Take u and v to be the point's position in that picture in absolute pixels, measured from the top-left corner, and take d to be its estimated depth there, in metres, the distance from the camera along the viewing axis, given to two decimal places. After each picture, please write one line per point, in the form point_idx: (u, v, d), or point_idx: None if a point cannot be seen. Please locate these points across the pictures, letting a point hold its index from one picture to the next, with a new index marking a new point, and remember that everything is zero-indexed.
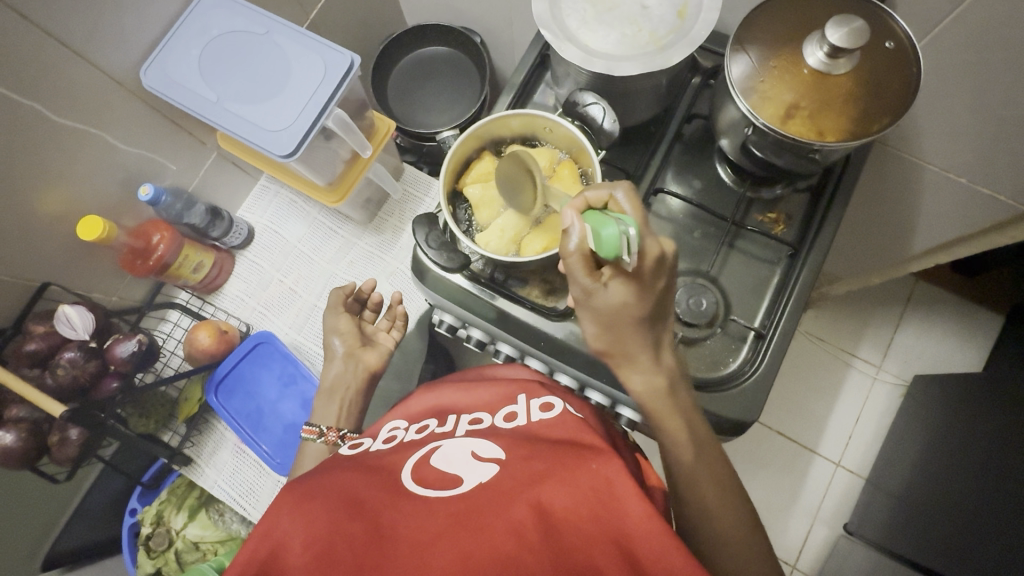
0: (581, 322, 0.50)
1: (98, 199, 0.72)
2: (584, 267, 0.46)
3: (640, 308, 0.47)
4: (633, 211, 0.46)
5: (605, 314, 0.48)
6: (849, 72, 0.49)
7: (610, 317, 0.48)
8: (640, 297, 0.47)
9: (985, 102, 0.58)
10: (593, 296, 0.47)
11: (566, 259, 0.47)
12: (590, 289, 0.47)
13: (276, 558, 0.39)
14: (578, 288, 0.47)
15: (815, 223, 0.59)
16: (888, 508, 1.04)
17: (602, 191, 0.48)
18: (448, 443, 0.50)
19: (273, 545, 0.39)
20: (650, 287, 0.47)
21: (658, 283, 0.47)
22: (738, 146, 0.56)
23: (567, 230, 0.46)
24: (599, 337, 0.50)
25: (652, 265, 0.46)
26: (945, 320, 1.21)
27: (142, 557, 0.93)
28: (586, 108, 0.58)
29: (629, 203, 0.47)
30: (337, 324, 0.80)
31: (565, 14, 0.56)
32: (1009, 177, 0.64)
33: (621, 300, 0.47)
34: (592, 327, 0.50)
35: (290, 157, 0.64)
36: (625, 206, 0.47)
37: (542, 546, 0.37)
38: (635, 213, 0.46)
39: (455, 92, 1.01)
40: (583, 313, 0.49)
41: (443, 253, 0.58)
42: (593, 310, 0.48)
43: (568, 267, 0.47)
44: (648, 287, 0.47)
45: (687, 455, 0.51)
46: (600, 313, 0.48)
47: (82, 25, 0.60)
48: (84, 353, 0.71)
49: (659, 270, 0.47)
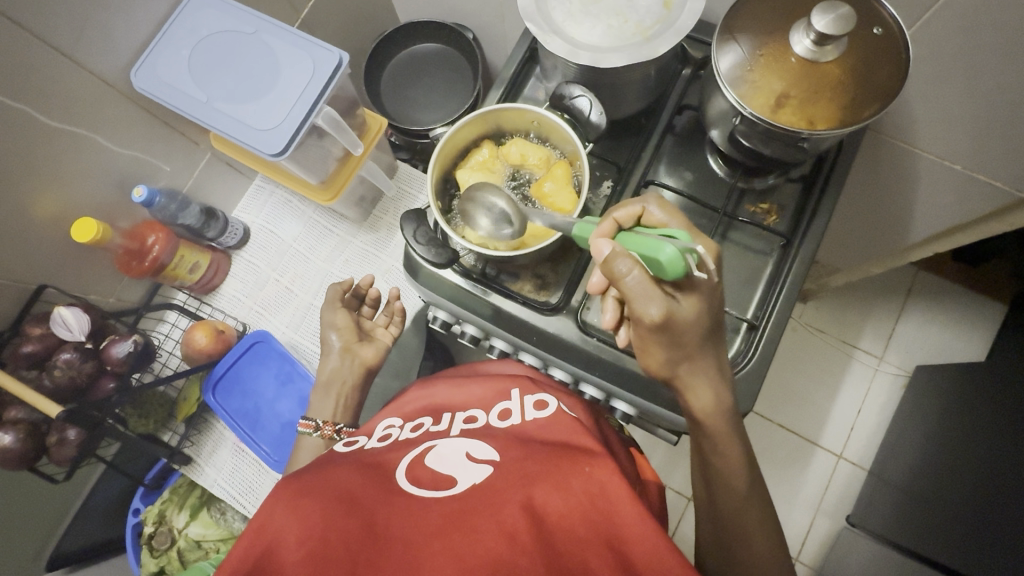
0: (648, 346, 0.48)
1: (92, 201, 0.73)
2: (651, 288, 0.43)
3: (706, 318, 0.46)
4: (672, 218, 0.49)
5: (678, 333, 0.46)
6: (838, 59, 0.48)
7: (683, 334, 0.46)
8: (706, 305, 0.46)
9: (976, 88, 0.58)
10: (671, 314, 0.44)
11: (629, 288, 0.44)
12: (665, 309, 0.44)
13: (270, 555, 0.39)
14: (653, 311, 0.44)
15: (808, 213, 0.59)
16: (890, 497, 1.03)
17: (633, 207, 0.49)
18: (443, 442, 0.50)
19: (268, 541, 0.39)
20: (711, 292, 0.46)
21: (716, 286, 0.47)
22: (727, 137, 0.55)
23: (613, 263, 0.43)
24: (665, 358, 0.48)
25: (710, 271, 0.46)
26: (947, 310, 1.20)
27: (146, 556, 0.95)
28: (573, 100, 0.58)
29: (664, 213, 0.49)
30: (334, 320, 0.81)
31: (551, 7, 0.56)
32: (1005, 162, 0.64)
33: (693, 310, 0.45)
34: (659, 349, 0.48)
35: (280, 155, 0.64)
36: (661, 217, 0.49)
37: (534, 549, 0.37)
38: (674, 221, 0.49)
39: (448, 88, 1.00)
40: (649, 335, 0.46)
41: (431, 249, 0.58)
42: (663, 331, 0.45)
43: (632, 295, 0.44)
44: (711, 291, 0.46)
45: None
46: (669, 330, 0.45)
47: (71, 28, 0.60)
48: (80, 354, 0.72)
49: (715, 274, 0.46)
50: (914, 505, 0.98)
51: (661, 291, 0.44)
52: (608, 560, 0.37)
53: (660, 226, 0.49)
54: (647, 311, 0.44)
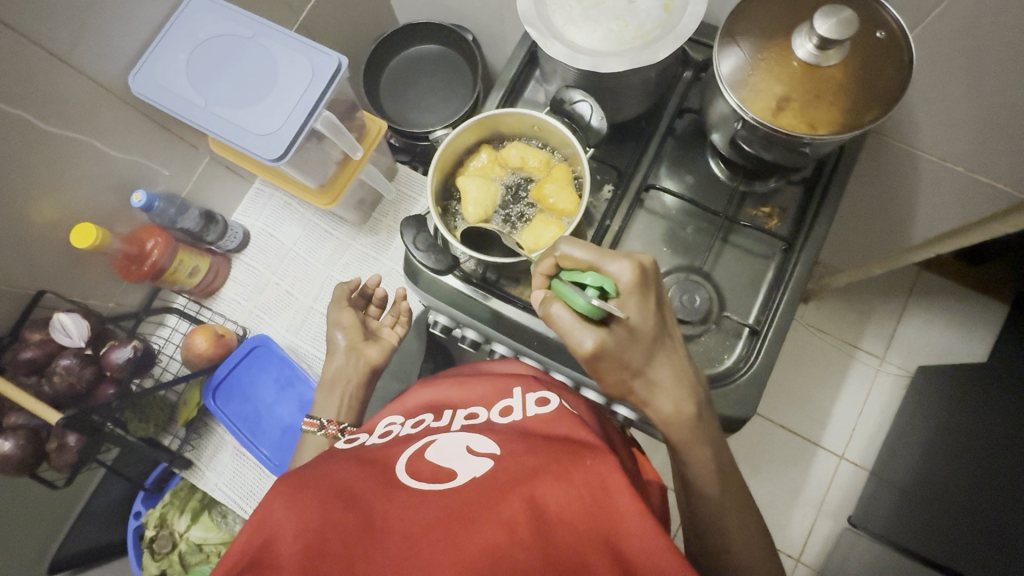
0: (599, 376, 0.48)
1: (91, 206, 0.73)
2: (578, 325, 0.45)
3: (648, 335, 0.46)
4: (587, 253, 0.45)
5: (619, 358, 0.46)
6: (839, 63, 0.48)
7: (626, 359, 0.47)
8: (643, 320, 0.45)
9: (979, 90, 0.57)
10: (604, 346, 0.45)
11: (564, 335, 0.45)
12: (598, 339, 0.44)
13: (269, 549, 0.39)
14: (587, 345, 0.45)
15: (810, 215, 0.58)
16: (892, 496, 1.04)
17: (546, 257, 0.48)
18: (443, 436, 0.50)
19: (266, 535, 0.40)
20: (645, 311, 0.45)
21: (652, 296, 0.45)
22: (728, 140, 0.55)
23: (547, 316, 0.46)
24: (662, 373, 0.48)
25: (637, 291, 0.44)
26: (949, 310, 1.19)
27: (147, 559, 0.95)
28: (573, 105, 0.57)
29: (575, 248, 0.46)
30: (340, 318, 0.81)
31: (550, 11, 0.55)
32: (1007, 164, 0.63)
33: (627, 336, 0.45)
34: (610, 375, 0.48)
35: (279, 160, 0.64)
36: (576, 255, 0.45)
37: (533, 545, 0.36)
38: (587, 253, 0.45)
39: (448, 90, 1.00)
40: (598, 366, 0.47)
41: (431, 255, 0.57)
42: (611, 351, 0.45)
43: (567, 334, 0.45)
44: (643, 311, 0.45)
45: (680, 443, 0.50)
46: (609, 357, 0.46)
47: (69, 33, 0.60)
48: (80, 360, 0.72)
49: (647, 288, 0.45)
50: (913, 506, 0.98)
51: (592, 324, 0.45)
52: (608, 558, 0.37)
53: (578, 263, 0.46)
54: (582, 348, 0.45)
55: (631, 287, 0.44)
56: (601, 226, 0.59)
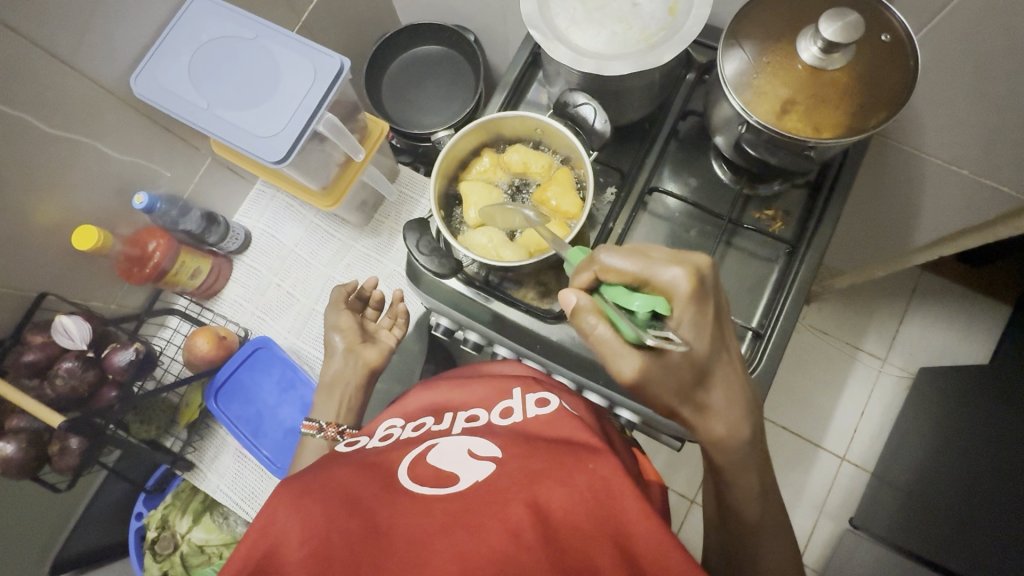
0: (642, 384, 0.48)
1: (92, 209, 0.72)
2: (622, 347, 0.45)
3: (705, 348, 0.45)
4: (631, 264, 0.44)
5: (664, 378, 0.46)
6: (844, 66, 0.48)
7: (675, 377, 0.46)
8: (696, 334, 0.44)
9: (985, 92, 0.57)
10: (646, 370, 0.45)
11: (605, 356, 0.46)
12: (638, 365, 0.45)
13: (273, 555, 0.39)
14: (627, 369, 0.45)
15: (814, 218, 0.58)
16: (893, 498, 1.03)
17: (585, 271, 0.47)
18: (444, 440, 0.49)
19: (270, 542, 0.39)
20: (704, 321, 0.44)
21: (710, 304, 0.44)
22: (732, 144, 0.55)
23: (589, 332, 0.47)
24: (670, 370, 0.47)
25: (692, 303, 0.43)
26: (953, 311, 1.19)
27: (149, 560, 0.95)
28: (576, 109, 0.57)
29: (617, 259, 0.44)
30: (337, 320, 0.81)
31: (554, 14, 0.55)
32: (1012, 166, 0.63)
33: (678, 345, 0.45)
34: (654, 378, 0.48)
35: (282, 162, 0.63)
36: (619, 266, 0.44)
37: (537, 546, 0.37)
38: (634, 264, 0.44)
39: (450, 91, 1.00)
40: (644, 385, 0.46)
41: (434, 259, 0.57)
42: (654, 373, 0.45)
43: (608, 355, 0.46)
44: (699, 322, 0.44)
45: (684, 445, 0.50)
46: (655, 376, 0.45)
47: (70, 35, 0.60)
48: (82, 363, 0.72)
49: (704, 296, 0.43)
50: (914, 508, 0.98)
51: (633, 348, 0.45)
52: (614, 557, 0.37)
53: (622, 274, 0.44)
54: (622, 372, 0.45)
55: (687, 297, 0.43)
56: (603, 228, 0.59)
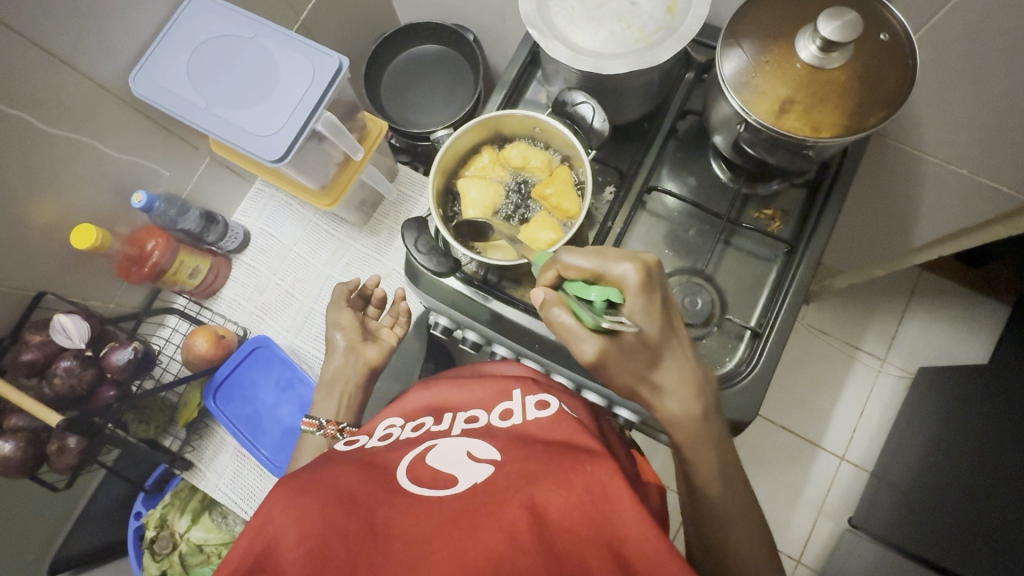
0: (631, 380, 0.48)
1: (90, 208, 0.72)
2: (584, 332, 0.45)
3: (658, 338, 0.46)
4: (587, 261, 0.46)
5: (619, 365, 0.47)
6: (843, 65, 0.48)
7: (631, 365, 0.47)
8: (649, 322, 0.45)
9: (984, 92, 0.57)
10: (606, 354, 0.45)
11: (567, 341, 0.46)
12: (598, 346, 0.45)
13: (269, 553, 0.39)
14: (588, 351, 0.45)
15: (813, 217, 0.58)
16: (892, 498, 1.03)
17: (548, 270, 0.49)
18: (443, 441, 0.49)
19: (267, 540, 0.39)
20: (654, 312, 0.45)
21: (659, 297, 0.46)
22: (730, 143, 0.55)
23: (552, 318, 0.46)
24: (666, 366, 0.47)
25: (641, 295, 0.45)
26: (952, 312, 1.19)
27: (147, 560, 0.95)
28: (575, 107, 0.57)
29: (575, 257, 0.46)
30: (339, 318, 0.81)
31: (553, 13, 0.55)
32: (1011, 165, 0.63)
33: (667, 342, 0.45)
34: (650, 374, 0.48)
35: (280, 162, 0.63)
36: (576, 264, 0.46)
37: (532, 549, 0.36)
38: (590, 261, 0.46)
39: (450, 90, 1.00)
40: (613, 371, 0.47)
41: (432, 258, 0.57)
42: (614, 356, 0.45)
43: (570, 340, 0.46)
44: (650, 313, 0.45)
45: (684, 443, 0.50)
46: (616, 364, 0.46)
47: (69, 33, 0.60)
48: (80, 362, 0.72)
49: (652, 288, 0.45)
50: (912, 507, 0.98)
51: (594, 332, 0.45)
52: (608, 563, 0.36)
53: (580, 271, 0.46)
54: (584, 354, 0.45)
55: (638, 289, 0.45)
56: (602, 228, 0.59)
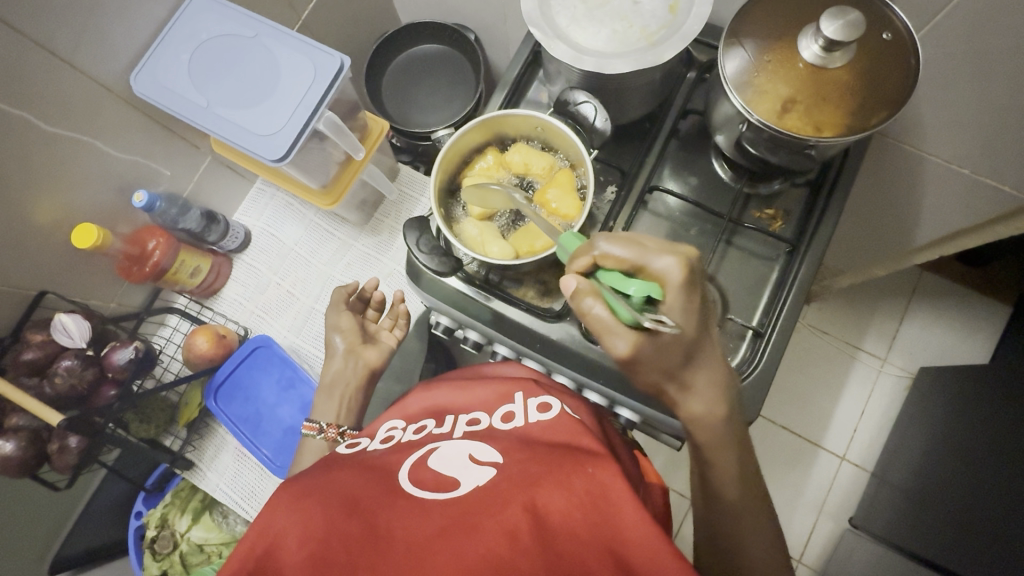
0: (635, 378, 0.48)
1: (91, 207, 0.72)
2: (618, 327, 0.45)
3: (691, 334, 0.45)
4: (627, 252, 0.44)
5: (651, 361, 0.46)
6: (846, 65, 0.48)
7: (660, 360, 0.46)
8: (686, 319, 0.44)
9: (986, 92, 0.57)
10: (638, 350, 0.45)
11: (599, 333, 0.46)
12: (632, 342, 0.45)
13: (271, 556, 0.39)
14: (620, 346, 0.45)
15: (815, 216, 0.58)
16: (892, 498, 1.04)
17: (585, 255, 0.47)
18: (445, 444, 0.49)
19: (268, 542, 0.39)
20: (693, 309, 0.44)
21: (698, 294, 0.44)
22: (733, 143, 0.55)
23: (585, 310, 0.46)
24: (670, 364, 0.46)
25: (681, 292, 0.43)
26: (952, 311, 1.19)
27: (148, 559, 0.95)
28: (577, 107, 0.57)
29: (615, 247, 0.45)
30: (338, 322, 0.81)
31: (555, 12, 0.55)
32: (1012, 165, 0.63)
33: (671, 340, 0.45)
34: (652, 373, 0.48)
35: (281, 161, 0.63)
36: (615, 254, 0.45)
37: (533, 551, 0.36)
38: (629, 252, 0.44)
39: (451, 90, 1.00)
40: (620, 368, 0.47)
41: (434, 257, 0.57)
42: (646, 351, 0.45)
43: (603, 333, 0.46)
44: (689, 311, 0.44)
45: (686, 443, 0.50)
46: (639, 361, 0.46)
47: (70, 33, 0.60)
48: (81, 361, 0.72)
49: (693, 286, 0.44)
50: (913, 507, 0.98)
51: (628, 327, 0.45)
52: (609, 564, 0.36)
53: (619, 261, 0.45)
54: (616, 349, 0.45)
55: (679, 285, 0.43)
56: (603, 227, 0.59)
